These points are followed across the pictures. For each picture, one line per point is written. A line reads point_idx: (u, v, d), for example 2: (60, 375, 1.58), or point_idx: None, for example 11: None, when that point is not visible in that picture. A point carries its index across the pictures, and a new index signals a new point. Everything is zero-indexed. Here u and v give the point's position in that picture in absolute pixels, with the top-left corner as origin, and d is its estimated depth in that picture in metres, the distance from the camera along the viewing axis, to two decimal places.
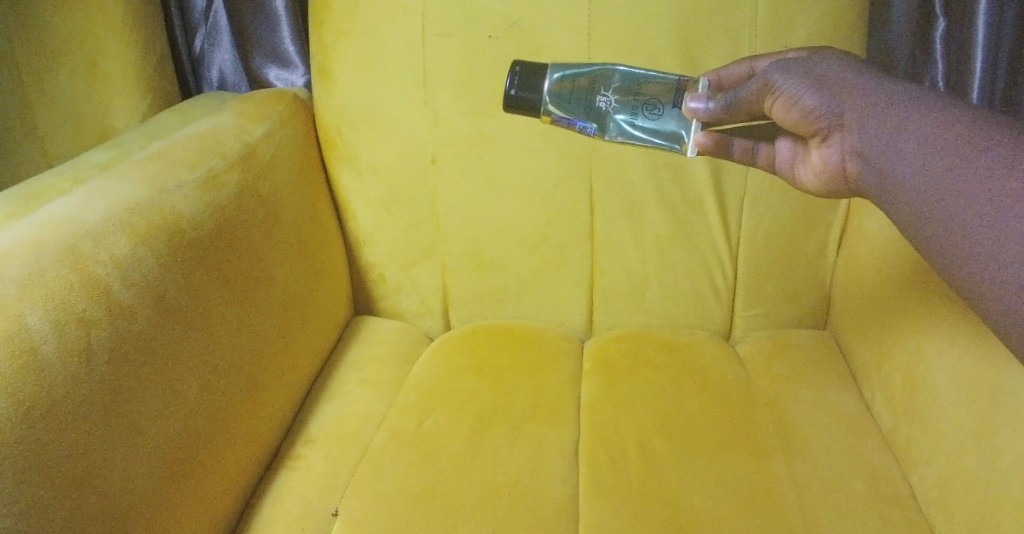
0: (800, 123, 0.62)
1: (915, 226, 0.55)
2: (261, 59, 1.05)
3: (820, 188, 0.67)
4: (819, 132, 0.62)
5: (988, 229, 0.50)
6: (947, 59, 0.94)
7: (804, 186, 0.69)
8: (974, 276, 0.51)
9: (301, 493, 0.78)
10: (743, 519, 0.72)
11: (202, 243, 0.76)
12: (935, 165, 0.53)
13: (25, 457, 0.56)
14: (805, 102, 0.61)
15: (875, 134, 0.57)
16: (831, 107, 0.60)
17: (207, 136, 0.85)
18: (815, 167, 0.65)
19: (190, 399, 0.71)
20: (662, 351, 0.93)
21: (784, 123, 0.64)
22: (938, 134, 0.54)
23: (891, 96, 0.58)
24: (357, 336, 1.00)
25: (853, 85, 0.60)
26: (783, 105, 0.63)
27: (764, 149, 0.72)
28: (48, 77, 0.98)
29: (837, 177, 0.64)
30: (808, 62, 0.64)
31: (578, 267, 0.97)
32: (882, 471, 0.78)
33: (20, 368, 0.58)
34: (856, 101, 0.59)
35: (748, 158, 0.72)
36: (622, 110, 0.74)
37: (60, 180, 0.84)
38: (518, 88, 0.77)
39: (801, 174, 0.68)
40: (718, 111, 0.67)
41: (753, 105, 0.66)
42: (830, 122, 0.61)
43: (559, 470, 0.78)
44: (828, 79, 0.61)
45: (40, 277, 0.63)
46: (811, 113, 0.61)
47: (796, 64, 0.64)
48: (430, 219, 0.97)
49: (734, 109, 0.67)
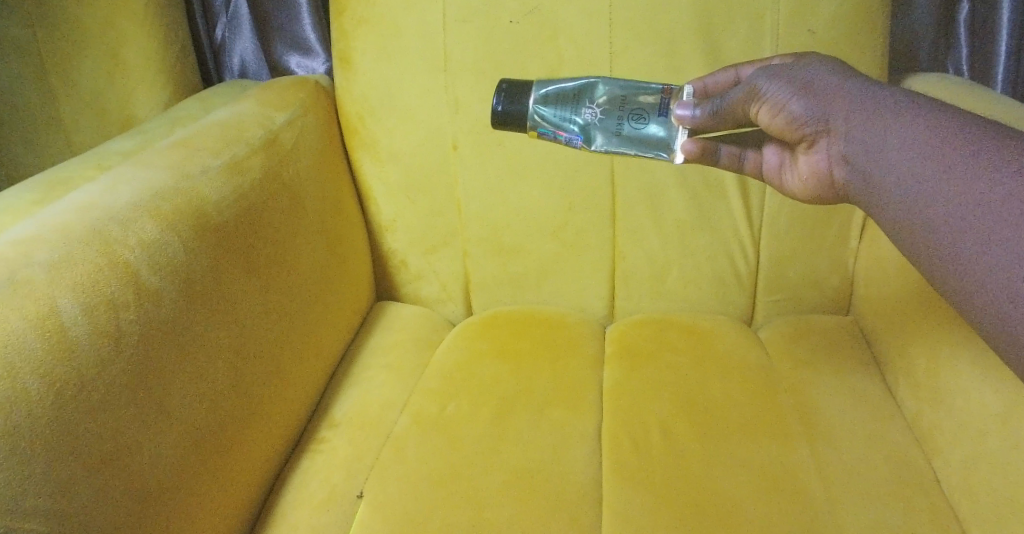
0: (785, 129, 0.64)
1: (905, 234, 0.55)
2: (282, 47, 1.06)
3: (812, 194, 0.67)
4: (805, 138, 0.64)
5: (977, 235, 0.50)
6: (970, 42, 0.96)
7: (792, 192, 0.70)
8: (962, 282, 0.51)
9: (327, 474, 0.79)
10: (766, 500, 0.73)
11: (227, 226, 0.77)
12: (921, 168, 0.54)
13: (58, 436, 0.57)
14: (791, 108, 0.63)
15: (863, 136, 0.58)
16: (815, 113, 0.62)
17: (231, 123, 0.86)
18: (803, 174, 0.67)
19: (218, 387, 0.72)
20: (683, 335, 0.93)
21: (769, 128, 0.66)
22: (926, 135, 0.54)
23: (877, 98, 0.59)
24: (380, 320, 1.01)
25: (838, 90, 0.61)
26: (768, 112, 0.65)
27: (752, 156, 0.73)
28: (71, 67, 0.99)
29: (824, 184, 0.65)
30: (793, 68, 0.66)
31: (599, 252, 0.97)
32: (907, 457, 0.77)
33: (51, 349, 0.59)
34: (843, 106, 0.60)
35: (735, 164, 0.73)
36: (608, 120, 0.74)
37: (85, 167, 0.85)
38: (503, 104, 0.78)
39: (789, 179, 0.69)
40: (705, 118, 0.70)
41: (738, 111, 0.68)
42: (815, 128, 0.62)
43: (582, 454, 0.79)
44: (813, 84, 0.63)
45: (69, 262, 0.63)
46: (797, 120, 0.63)
47: (781, 71, 0.66)
48: (451, 205, 0.97)
49: (720, 115, 0.69)
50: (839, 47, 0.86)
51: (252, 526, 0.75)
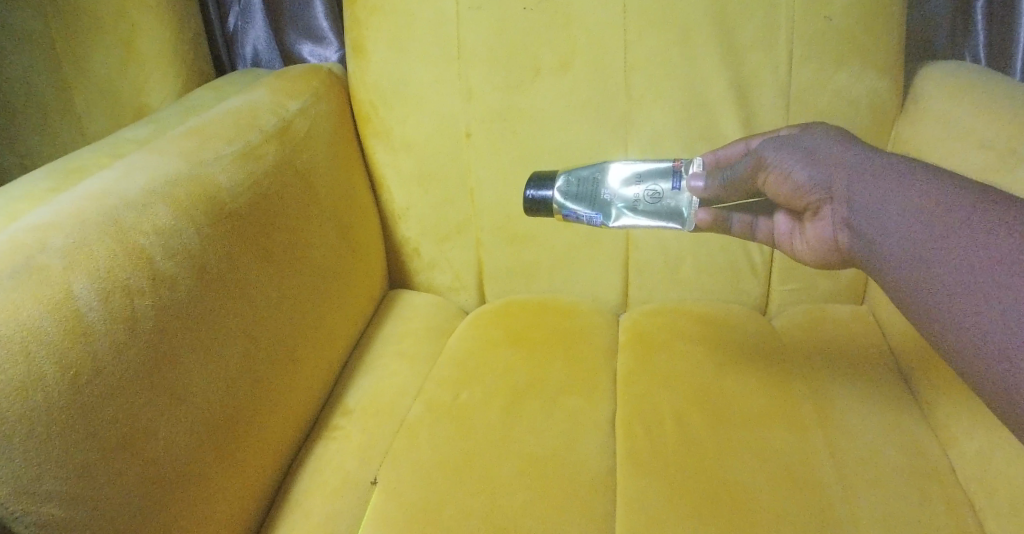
0: (792, 196, 0.67)
1: (905, 296, 0.57)
2: (295, 35, 1.06)
3: (820, 260, 0.69)
4: (810, 206, 0.67)
5: (970, 296, 0.52)
6: (988, 29, 0.95)
7: (802, 258, 0.72)
8: (959, 343, 0.52)
9: (340, 462, 0.79)
10: (780, 489, 0.72)
11: (241, 213, 0.77)
12: (919, 231, 0.56)
13: (73, 422, 0.58)
14: (796, 178, 0.66)
15: (865, 199, 0.61)
16: (817, 180, 0.65)
17: (245, 112, 0.86)
18: (809, 240, 0.69)
19: (236, 385, 0.72)
20: (696, 324, 0.93)
21: (776, 196, 0.70)
22: (924, 202, 0.57)
23: (877, 164, 0.62)
24: (393, 307, 1.01)
25: (840, 158, 0.65)
26: (775, 179, 0.69)
27: (763, 223, 0.76)
28: (83, 57, 0.99)
29: (830, 250, 0.67)
30: (798, 139, 0.69)
31: (613, 240, 0.97)
32: (923, 445, 0.77)
33: (65, 333, 0.59)
34: (845, 173, 0.63)
35: (747, 231, 0.78)
36: (625, 198, 0.80)
37: (99, 156, 0.85)
38: (533, 191, 0.84)
39: (799, 246, 0.71)
40: (716, 187, 0.74)
41: (747, 180, 0.72)
42: (819, 195, 0.65)
43: (595, 442, 0.79)
44: (816, 153, 0.66)
45: (85, 247, 0.64)
46: (802, 188, 0.66)
47: (785, 142, 0.70)
48: (464, 194, 0.97)
49: (729, 185, 0.73)
50: (856, 33, 0.85)
51: (266, 512, 0.76)
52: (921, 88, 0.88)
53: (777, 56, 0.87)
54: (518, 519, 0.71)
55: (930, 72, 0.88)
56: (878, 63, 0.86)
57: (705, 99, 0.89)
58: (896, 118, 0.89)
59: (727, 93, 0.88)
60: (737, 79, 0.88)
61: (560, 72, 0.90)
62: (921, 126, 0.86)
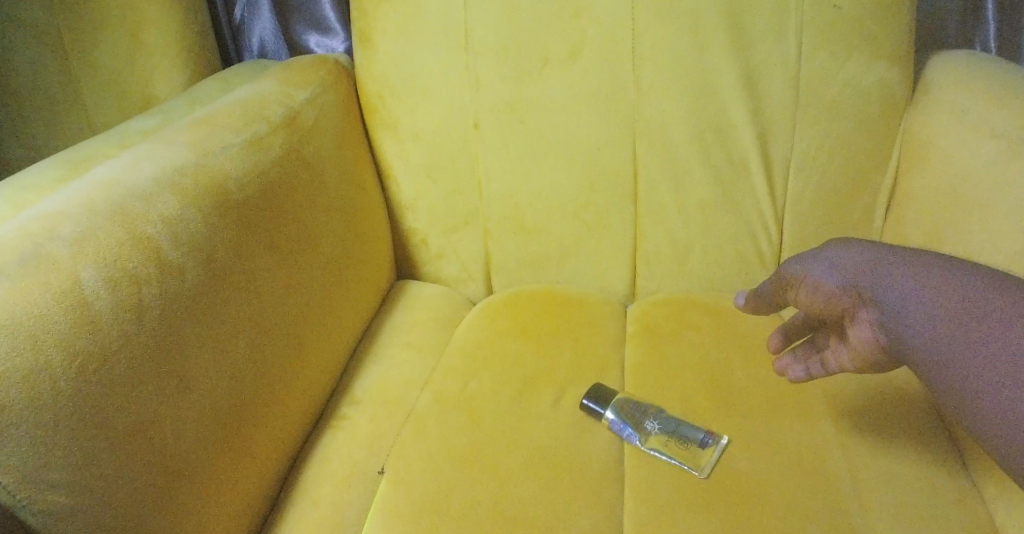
0: (826, 305, 0.70)
1: (953, 394, 0.61)
2: (302, 26, 1.05)
3: (866, 366, 0.69)
4: (845, 313, 0.69)
5: (1016, 388, 0.57)
6: (999, 19, 0.94)
7: (851, 369, 0.71)
8: (1012, 438, 0.57)
9: (348, 452, 0.79)
10: (789, 480, 0.72)
11: (248, 203, 0.77)
12: (953, 331, 0.60)
13: (82, 410, 0.58)
14: (825, 288, 0.70)
15: (893, 300, 0.64)
16: (844, 286, 0.68)
17: (253, 102, 0.86)
18: (852, 350, 0.70)
19: (245, 376, 0.72)
20: (705, 315, 0.93)
21: (811, 308, 0.72)
22: (949, 301, 0.61)
23: (897, 265, 0.66)
24: (400, 298, 1.01)
25: (861, 263, 0.68)
26: (807, 291, 0.72)
27: (820, 345, 0.76)
28: (91, 48, 0.99)
29: (872, 354, 0.68)
30: (821, 249, 0.72)
31: (621, 231, 0.96)
32: (934, 437, 0.76)
33: (73, 321, 0.59)
34: (869, 275, 0.66)
35: (806, 362, 0.78)
36: None
37: (108, 146, 0.85)
38: None
39: (844, 357, 0.71)
40: (754, 302, 0.81)
41: (782, 295, 0.76)
42: (849, 302, 0.68)
43: (603, 432, 0.79)
44: (838, 260, 0.70)
45: (92, 236, 0.64)
46: (833, 296, 0.69)
47: (809, 254, 0.73)
48: (472, 185, 0.97)
49: (767, 299, 0.79)
50: (866, 23, 0.85)
51: (274, 502, 0.75)
52: (931, 79, 0.87)
53: (786, 45, 0.86)
54: (526, 509, 0.71)
55: (942, 62, 0.88)
56: (889, 52, 0.85)
57: (714, 89, 0.88)
58: (907, 108, 0.88)
59: (736, 83, 0.88)
60: (746, 69, 0.87)
61: (568, 62, 0.89)
62: (933, 115, 0.85)
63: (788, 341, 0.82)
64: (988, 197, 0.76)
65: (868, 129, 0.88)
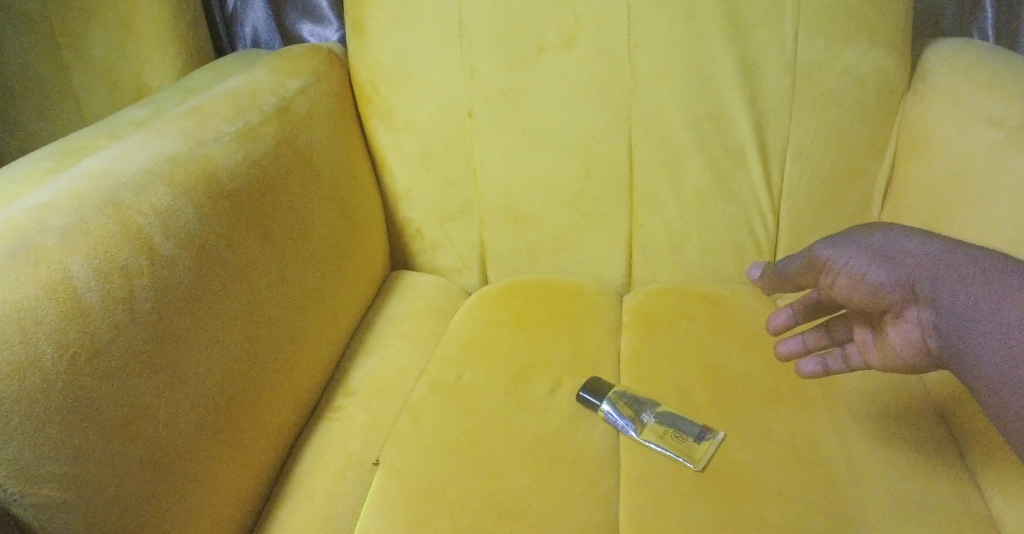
0: (869, 299, 0.65)
1: (1010, 413, 0.55)
2: (295, 15, 1.05)
3: (898, 367, 0.66)
4: (891, 308, 0.64)
5: None
6: (997, 6, 0.94)
7: (883, 365, 0.68)
8: None
9: (343, 443, 0.79)
10: (785, 470, 0.72)
11: (240, 193, 0.76)
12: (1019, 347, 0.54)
13: (73, 402, 0.57)
14: (871, 279, 0.64)
15: (956, 302, 0.58)
16: (895, 280, 0.62)
17: (244, 91, 0.85)
18: (891, 346, 0.65)
19: (238, 367, 0.72)
20: (701, 304, 0.92)
21: (849, 298, 0.67)
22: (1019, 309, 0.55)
23: (960, 262, 0.59)
24: (395, 288, 1.01)
25: (917, 255, 0.62)
26: (847, 280, 0.66)
27: (837, 333, 0.75)
28: (82, 38, 0.98)
29: (915, 354, 0.63)
30: (864, 234, 0.66)
31: (617, 220, 0.96)
32: (930, 426, 0.76)
33: (63, 312, 0.58)
34: (928, 271, 0.60)
35: (822, 348, 0.77)
36: None
37: (99, 137, 0.85)
38: None
39: (877, 354, 0.68)
40: (770, 278, 0.75)
41: (810, 279, 0.71)
42: (899, 297, 0.62)
43: (600, 422, 0.78)
44: (888, 249, 0.64)
45: (83, 227, 0.63)
46: (880, 289, 0.63)
47: (849, 239, 0.67)
48: (467, 174, 0.96)
49: (787, 280, 0.74)
50: (864, 10, 0.84)
51: (269, 493, 0.75)
52: (929, 65, 0.87)
53: (783, 32, 0.85)
54: (521, 500, 0.70)
55: (939, 50, 0.87)
56: (887, 39, 0.85)
57: (710, 76, 0.88)
58: (904, 95, 0.88)
59: (733, 70, 0.87)
60: (742, 56, 0.87)
61: (564, 50, 0.89)
62: (931, 104, 0.84)
63: (794, 321, 0.77)
64: (985, 184, 0.76)
65: (866, 116, 0.88)
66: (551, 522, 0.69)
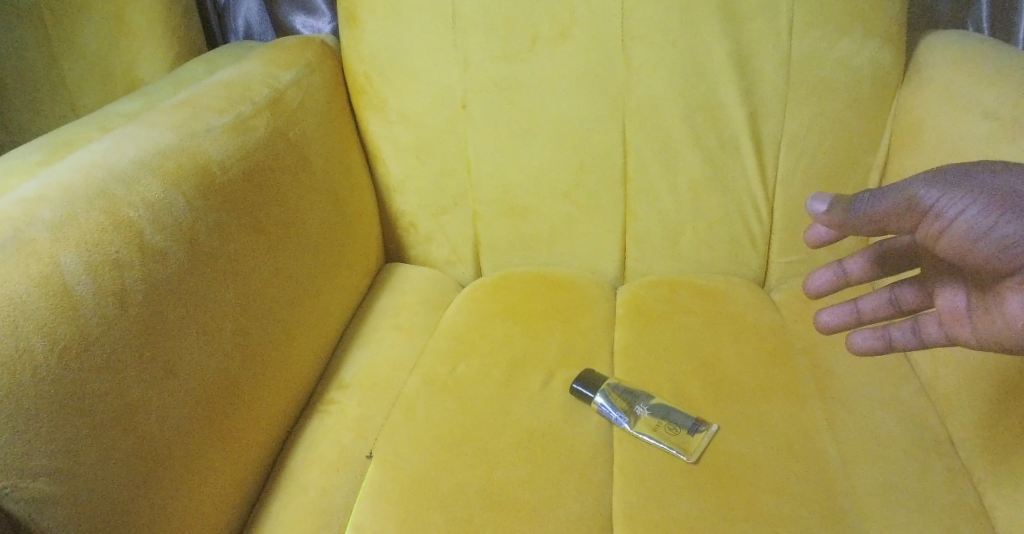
0: (993, 255, 0.58)
1: None
2: (287, 7, 1.04)
3: (999, 341, 0.61)
4: (1016, 270, 0.58)
5: None
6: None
7: (975, 339, 0.64)
8: None
9: (336, 435, 0.79)
10: (778, 463, 0.72)
11: (232, 186, 0.76)
12: None
13: (64, 396, 0.57)
14: (1003, 233, 0.57)
15: None
16: None
17: (236, 83, 0.84)
18: (997, 316, 0.61)
19: (230, 360, 0.72)
20: (695, 297, 0.92)
21: (958, 253, 0.60)
22: None
23: None
24: (389, 281, 1.00)
25: None
26: (965, 228, 0.59)
27: (907, 297, 0.72)
28: (71, 30, 0.98)
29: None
30: (979, 177, 0.60)
31: (611, 212, 0.96)
32: (923, 419, 0.76)
33: (53, 306, 0.58)
34: None
35: (884, 313, 0.74)
36: None
37: (89, 129, 0.84)
38: None
39: (972, 326, 0.64)
40: (844, 216, 0.65)
41: (904, 223, 0.63)
42: None
43: (593, 415, 0.78)
44: (1019, 198, 0.58)
45: (73, 220, 0.63)
46: (1009, 246, 0.57)
47: (964, 181, 0.60)
48: (461, 166, 0.96)
49: (870, 222, 0.64)
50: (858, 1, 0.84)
51: (262, 486, 0.75)
52: (924, 57, 0.87)
53: (777, 24, 0.85)
54: (514, 493, 0.70)
55: (934, 43, 0.87)
56: (881, 30, 0.84)
57: (704, 68, 0.87)
58: (898, 88, 0.88)
59: (727, 62, 0.87)
60: (737, 48, 0.86)
61: (557, 42, 0.88)
62: (925, 97, 0.84)
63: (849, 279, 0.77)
64: None
65: (860, 108, 0.87)
66: (544, 514, 0.69)
